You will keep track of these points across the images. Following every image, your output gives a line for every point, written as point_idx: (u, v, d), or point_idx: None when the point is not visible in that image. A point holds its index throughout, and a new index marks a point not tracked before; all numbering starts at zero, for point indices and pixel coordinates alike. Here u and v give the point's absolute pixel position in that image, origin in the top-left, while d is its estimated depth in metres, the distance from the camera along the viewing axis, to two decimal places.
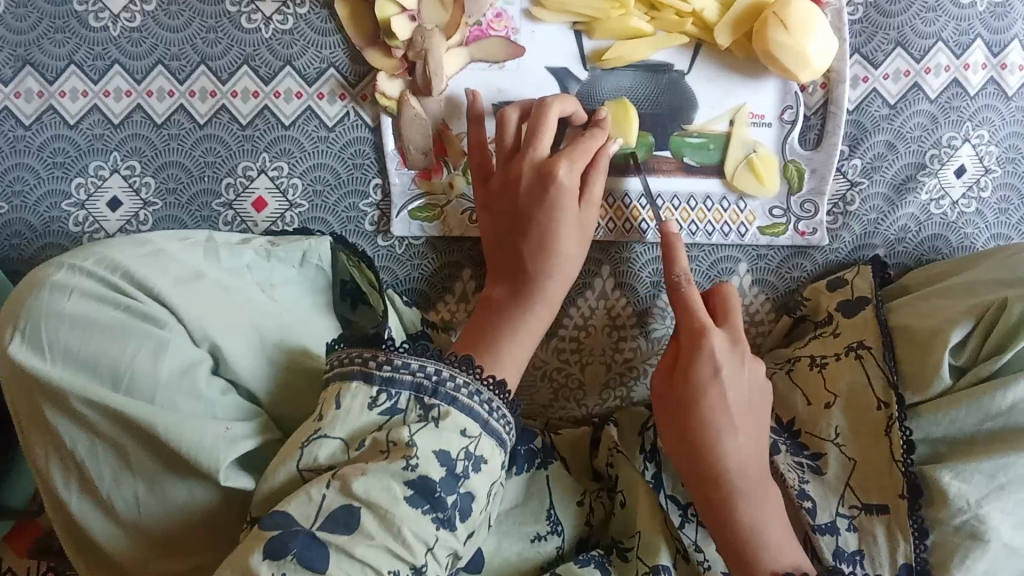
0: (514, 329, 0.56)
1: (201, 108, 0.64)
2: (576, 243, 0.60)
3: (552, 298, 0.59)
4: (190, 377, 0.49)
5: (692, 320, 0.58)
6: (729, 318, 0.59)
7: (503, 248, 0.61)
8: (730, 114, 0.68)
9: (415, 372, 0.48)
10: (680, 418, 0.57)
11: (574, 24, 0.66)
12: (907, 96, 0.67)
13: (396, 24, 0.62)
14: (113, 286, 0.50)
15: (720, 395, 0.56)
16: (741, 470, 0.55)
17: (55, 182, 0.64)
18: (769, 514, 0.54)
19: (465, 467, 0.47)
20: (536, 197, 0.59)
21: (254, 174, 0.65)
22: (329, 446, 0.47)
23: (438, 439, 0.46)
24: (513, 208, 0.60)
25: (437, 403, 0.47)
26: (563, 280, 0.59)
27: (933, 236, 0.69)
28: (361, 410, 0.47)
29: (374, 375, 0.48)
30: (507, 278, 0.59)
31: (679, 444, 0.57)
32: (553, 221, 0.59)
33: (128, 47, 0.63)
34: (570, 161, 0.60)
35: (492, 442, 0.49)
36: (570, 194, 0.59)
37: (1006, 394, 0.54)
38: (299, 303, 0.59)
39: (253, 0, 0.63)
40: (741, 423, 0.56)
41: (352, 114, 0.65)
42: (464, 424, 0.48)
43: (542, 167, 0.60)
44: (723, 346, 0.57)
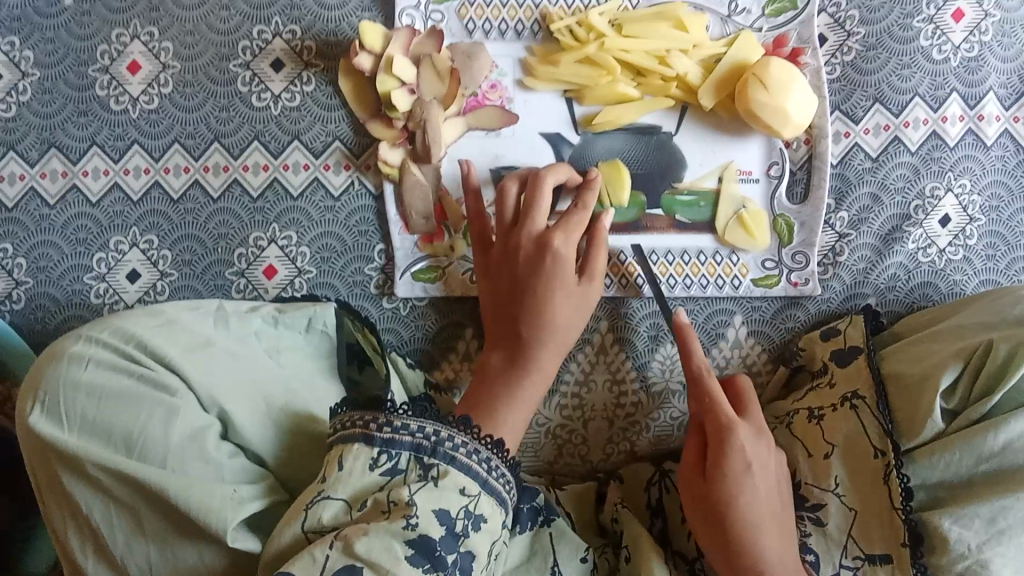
0: (509, 398, 0.57)
1: (214, 182, 0.68)
2: (575, 320, 0.61)
3: (547, 369, 0.60)
4: (200, 441, 0.51)
5: (719, 414, 0.58)
6: (749, 410, 0.61)
7: (501, 314, 0.62)
8: (719, 172, 0.71)
9: (415, 433, 0.50)
10: (715, 518, 0.57)
11: (565, 92, 0.70)
12: (888, 150, 0.70)
13: (396, 97, 0.65)
14: (128, 357, 0.53)
15: (754, 493, 0.56)
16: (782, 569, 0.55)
17: (77, 257, 0.68)
18: None
19: (465, 526, 0.49)
20: (532, 265, 0.61)
21: (264, 245, 0.68)
22: (332, 508, 0.48)
23: (438, 499, 0.48)
24: (511, 275, 0.62)
25: (436, 463, 0.49)
26: (559, 348, 0.61)
27: (922, 283, 0.70)
28: (362, 471, 0.49)
29: (375, 437, 0.50)
30: (504, 346, 0.60)
31: (716, 547, 0.57)
32: (549, 291, 0.60)
33: (146, 128, 0.67)
34: (566, 231, 0.62)
35: (491, 500, 0.51)
36: (565, 262, 0.62)
37: (997, 435, 0.55)
38: (302, 367, 0.62)
39: (263, 81, 0.68)
40: (774, 517, 0.57)
41: (356, 184, 0.68)
42: (463, 483, 0.49)
43: (540, 238, 0.62)
44: (751, 440, 0.58)
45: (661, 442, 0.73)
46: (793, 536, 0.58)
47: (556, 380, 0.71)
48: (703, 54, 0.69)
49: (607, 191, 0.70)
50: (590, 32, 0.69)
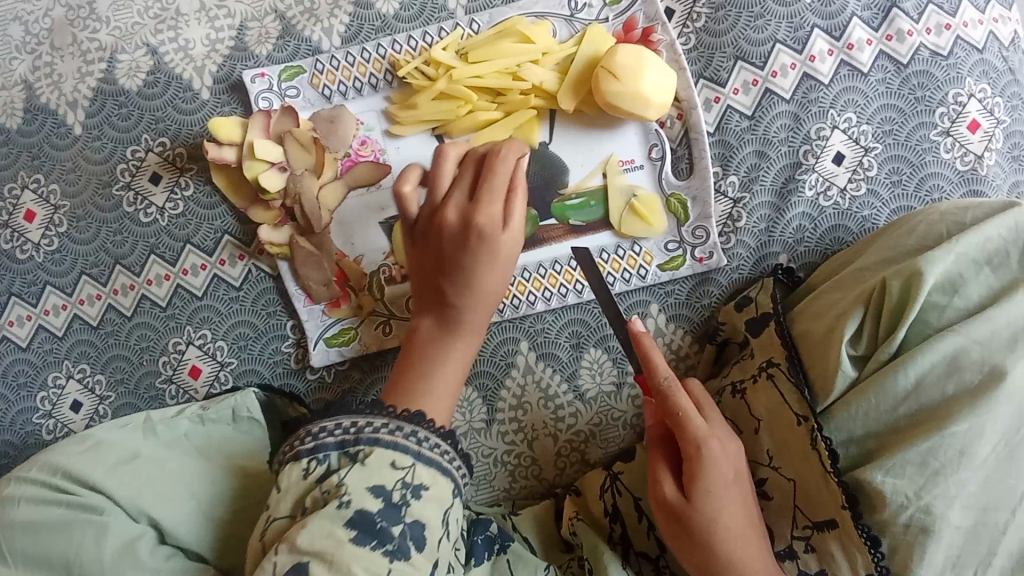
0: (440, 364, 0.59)
1: (126, 301, 0.71)
2: (501, 285, 0.62)
3: (475, 332, 0.61)
4: (131, 550, 0.55)
5: (687, 432, 0.57)
6: (711, 416, 0.60)
7: (428, 286, 0.62)
8: (601, 168, 0.70)
9: (336, 432, 0.51)
10: (684, 531, 0.57)
11: (433, 130, 0.70)
12: (762, 103, 0.69)
13: (265, 179, 0.68)
14: (54, 486, 0.57)
15: (724, 501, 0.56)
16: (756, 563, 0.56)
17: (23, 401, 0.72)
18: None
19: (404, 495, 0.49)
20: (459, 239, 0.60)
21: (184, 347, 0.71)
22: (279, 525, 0.50)
23: (368, 476, 0.49)
24: (435, 252, 0.61)
25: (361, 448, 0.50)
26: (487, 312, 0.61)
27: (833, 227, 0.69)
28: (297, 481, 0.50)
29: (301, 451, 0.51)
30: (432, 312, 0.61)
31: (690, 551, 0.57)
32: (476, 262, 0.60)
33: (53, 268, 0.71)
34: (491, 199, 0.60)
35: (431, 468, 0.51)
36: (494, 233, 0.60)
37: (906, 372, 0.54)
38: (235, 458, 0.64)
39: (145, 197, 0.71)
40: (745, 518, 0.57)
41: (254, 270, 0.70)
42: (392, 457, 0.50)
43: (465, 212, 0.60)
44: (719, 454, 0.57)
45: (609, 445, 0.72)
46: (764, 539, 0.58)
47: (491, 410, 0.72)
48: (555, 60, 0.69)
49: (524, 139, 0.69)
50: (438, 69, 0.69)
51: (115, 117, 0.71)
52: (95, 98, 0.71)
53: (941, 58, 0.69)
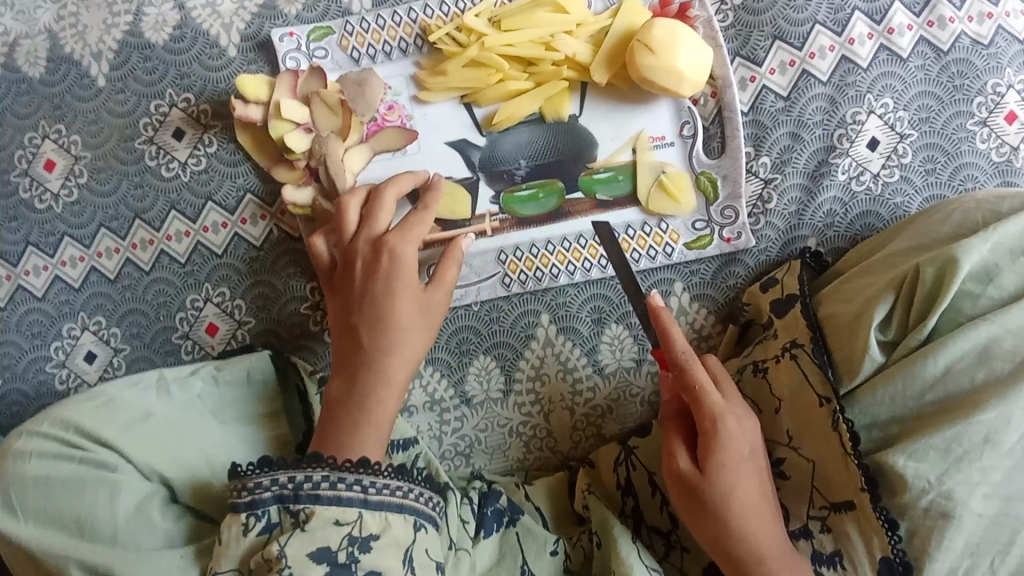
0: (356, 423, 0.56)
1: (144, 256, 0.70)
2: (421, 327, 0.60)
3: (397, 381, 0.58)
4: (145, 510, 0.55)
5: (703, 405, 0.57)
6: (728, 391, 0.59)
7: (342, 334, 0.60)
8: (631, 143, 0.69)
9: (272, 487, 0.51)
10: (697, 504, 0.56)
11: (462, 98, 0.69)
12: (799, 84, 0.68)
13: (291, 139, 0.66)
14: (67, 443, 0.56)
15: (738, 474, 0.56)
16: (770, 538, 0.55)
17: (36, 350, 0.71)
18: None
19: (351, 552, 0.49)
20: (371, 271, 0.60)
21: (201, 304, 0.70)
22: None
23: (311, 540, 0.49)
24: (351, 288, 0.61)
25: (302, 507, 0.50)
26: (407, 357, 0.59)
27: (863, 213, 0.68)
28: (238, 539, 0.50)
29: (238, 505, 0.51)
30: (346, 368, 0.58)
31: (700, 523, 0.57)
32: (389, 294, 0.59)
33: (72, 219, 0.71)
34: (404, 231, 0.61)
35: (379, 515, 0.51)
36: (405, 262, 0.60)
37: (936, 359, 0.54)
38: (246, 418, 0.64)
39: (168, 151, 0.70)
40: (760, 493, 0.56)
41: (275, 230, 0.70)
42: (334, 515, 0.50)
43: (377, 240, 0.61)
44: (734, 428, 0.57)
45: (628, 421, 0.72)
46: (779, 516, 0.57)
47: (509, 381, 0.71)
48: (590, 31, 0.68)
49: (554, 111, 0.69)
50: (470, 35, 0.68)
51: (140, 71, 0.70)
52: (121, 50, 0.70)
53: (981, 47, 0.68)
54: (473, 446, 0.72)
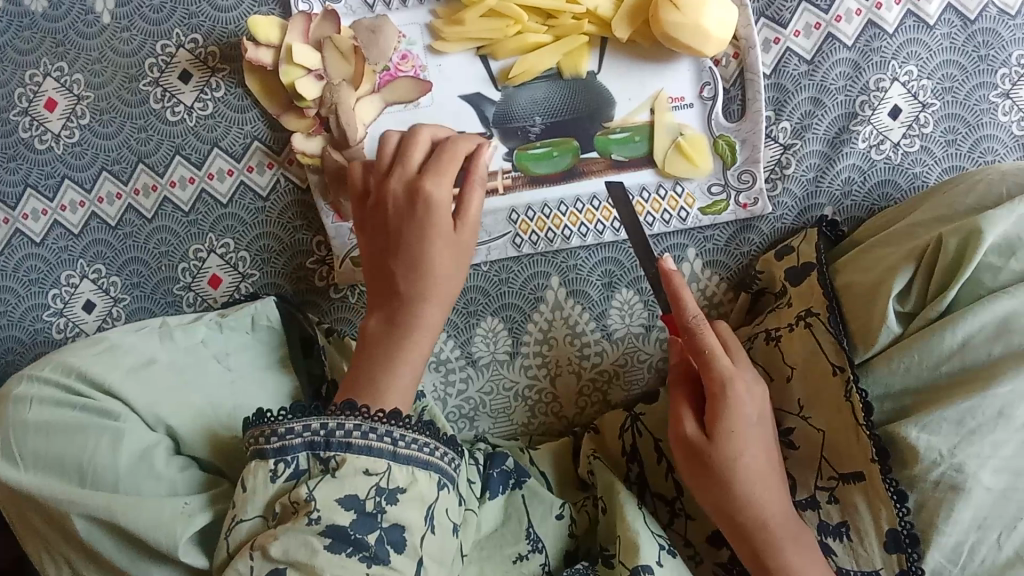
0: (393, 362, 0.56)
1: (146, 204, 0.68)
2: (451, 268, 0.59)
3: (432, 322, 0.58)
4: (148, 459, 0.54)
5: (711, 370, 0.56)
6: (738, 356, 0.59)
7: (377, 266, 0.59)
8: (650, 104, 0.67)
9: (303, 433, 0.51)
10: (703, 469, 0.56)
11: (478, 49, 0.67)
12: (823, 48, 0.66)
13: (302, 86, 0.64)
14: (69, 389, 0.55)
15: (745, 440, 0.55)
16: (774, 506, 0.55)
17: (33, 297, 0.70)
18: (816, 561, 0.54)
19: (378, 503, 0.49)
20: (406, 213, 0.59)
21: (205, 255, 0.69)
22: (247, 528, 0.50)
23: (340, 487, 0.49)
24: (385, 223, 0.59)
25: (333, 454, 0.50)
26: (443, 304, 0.58)
27: (881, 182, 0.68)
28: (264, 484, 0.50)
29: (267, 451, 0.51)
30: (385, 306, 0.58)
31: (705, 490, 0.56)
32: (425, 237, 0.58)
33: (73, 162, 0.69)
34: (440, 174, 0.59)
35: (407, 469, 0.51)
36: (441, 205, 0.59)
37: (952, 332, 0.53)
38: (251, 368, 0.63)
39: (173, 94, 0.68)
40: (766, 460, 0.56)
41: (282, 180, 0.68)
42: (365, 464, 0.50)
43: (412, 182, 0.59)
44: (743, 392, 0.56)
45: (633, 386, 0.72)
46: (786, 482, 0.57)
47: (516, 343, 0.70)
48: None
49: (571, 68, 0.67)
50: None
51: (146, 9, 0.67)
52: None
53: (1009, 18, 0.67)
54: (478, 407, 0.71)
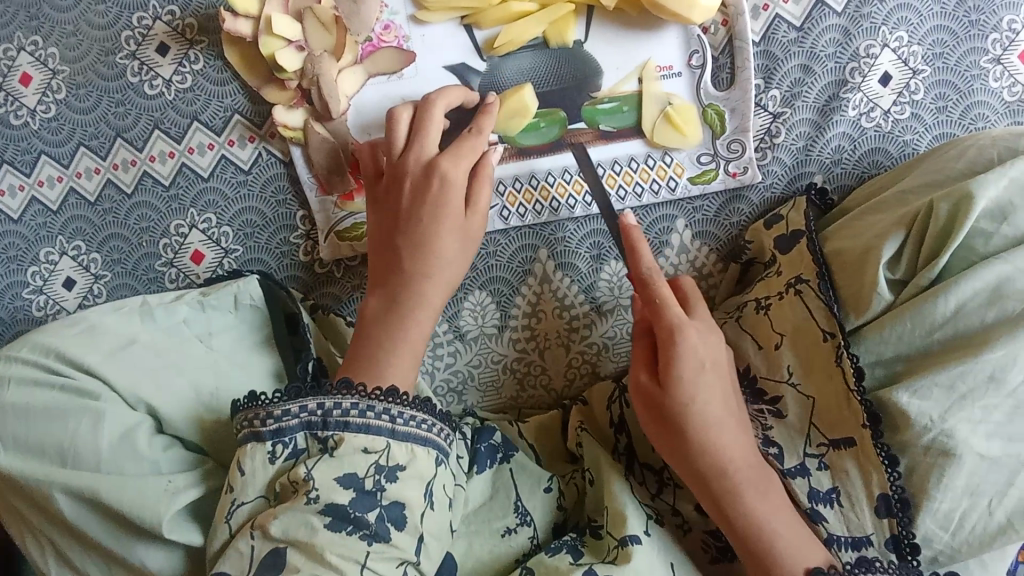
0: (393, 341, 0.55)
1: (126, 178, 0.67)
2: (460, 248, 0.59)
3: (434, 304, 0.57)
4: (130, 440, 0.53)
5: (664, 317, 0.56)
6: (695, 308, 0.58)
7: (383, 252, 0.59)
8: (637, 73, 0.66)
9: (300, 413, 0.51)
10: (661, 418, 0.55)
11: (461, 19, 0.66)
12: (812, 15, 0.65)
13: (282, 57, 0.63)
14: (47, 369, 0.54)
15: (702, 388, 0.55)
16: (734, 453, 0.54)
17: (13, 275, 0.68)
18: (777, 502, 0.54)
19: (378, 481, 0.49)
20: (419, 192, 0.59)
21: (186, 231, 0.68)
22: (249, 508, 0.50)
23: (339, 466, 0.49)
24: (395, 208, 0.59)
25: (330, 433, 0.50)
26: (444, 284, 0.58)
27: (871, 151, 0.67)
28: (263, 466, 0.50)
29: (263, 432, 0.50)
30: (384, 287, 0.58)
31: (665, 438, 0.56)
32: (435, 218, 0.58)
33: (49, 136, 0.67)
34: (455, 155, 0.59)
35: (406, 446, 0.51)
36: (455, 187, 0.58)
37: (948, 298, 0.53)
38: (237, 347, 0.62)
39: (151, 67, 0.66)
40: (725, 408, 0.55)
41: (264, 154, 0.67)
42: (363, 442, 0.50)
43: (425, 163, 0.59)
44: (699, 338, 0.55)
45: (622, 359, 0.71)
46: (749, 428, 0.57)
47: (504, 317, 0.70)
48: None
49: (556, 38, 0.65)
50: None
51: None
52: None
53: None
54: (466, 383, 0.71)
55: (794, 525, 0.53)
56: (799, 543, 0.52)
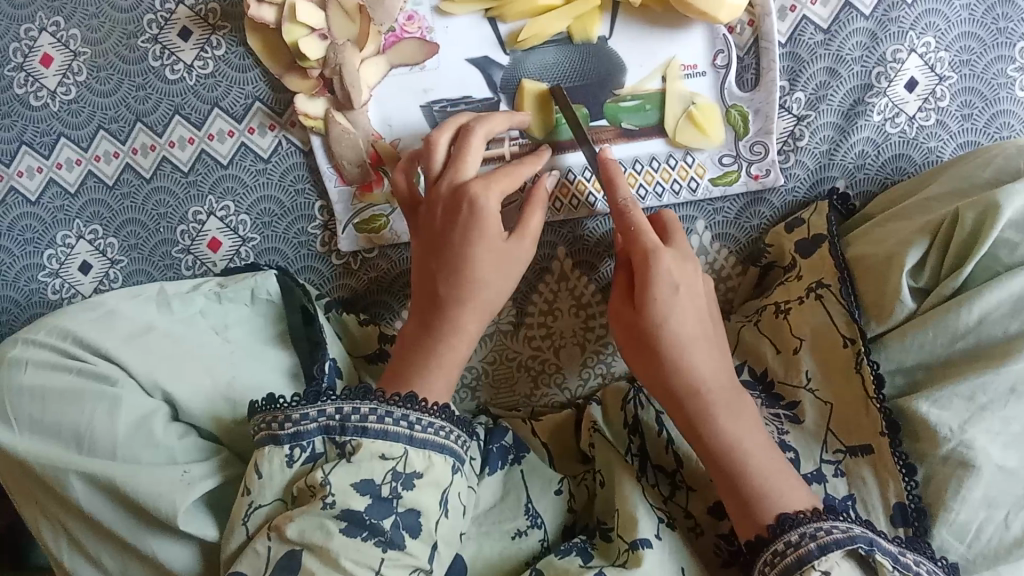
0: (431, 363, 0.56)
1: (144, 163, 0.67)
2: (496, 274, 0.59)
3: (473, 332, 0.58)
4: (145, 428, 0.53)
5: (640, 240, 0.57)
6: (674, 237, 0.60)
7: (419, 278, 0.59)
8: (661, 71, 0.65)
9: (318, 418, 0.50)
10: (637, 340, 0.57)
11: (485, 12, 0.65)
12: (840, 17, 0.64)
13: (304, 45, 0.62)
14: (64, 352, 0.54)
15: (679, 310, 0.56)
16: (709, 378, 0.55)
17: (30, 257, 0.69)
18: (749, 426, 0.54)
19: (394, 488, 0.49)
20: (453, 218, 0.58)
21: (204, 218, 0.68)
22: (266, 511, 0.50)
23: (356, 472, 0.49)
24: (431, 232, 0.59)
25: (348, 439, 0.50)
26: (483, 309, 0.58)
27: (895, 156, 0.67)
28: (281, 469, 0.50)
29: (280, 436, 0.50)
30: (422, 311, 0.58)
31: (642, 363, 0.57)
32: (470, 244, 0.58)
33: (68, 119, 0.67)
34: (492, 183, 0.59)
35: (423, 453, 0.50)
36: (490, 216, 0.58)
37: (971, 309, 0.53)
38: (253, 338, 0.62)
39: (173, 52, 0.66)
40: (702, 334, 0.57)
41: (284, 143, 0.66)
42: (381, 449, 0.50)
43: (460, 188, 0.59)
44: (674, 262, 0.57)
45: None
46: (726, 356, 0.58)
47: (520, 314, 0.70)
48: None
49: (580, 33, 0.64)
50: None
51: None
52: None
53: None
54: (479, 378, 0.72)
55: (769, 453, 0.53)
56: (773, 471, 0.52)
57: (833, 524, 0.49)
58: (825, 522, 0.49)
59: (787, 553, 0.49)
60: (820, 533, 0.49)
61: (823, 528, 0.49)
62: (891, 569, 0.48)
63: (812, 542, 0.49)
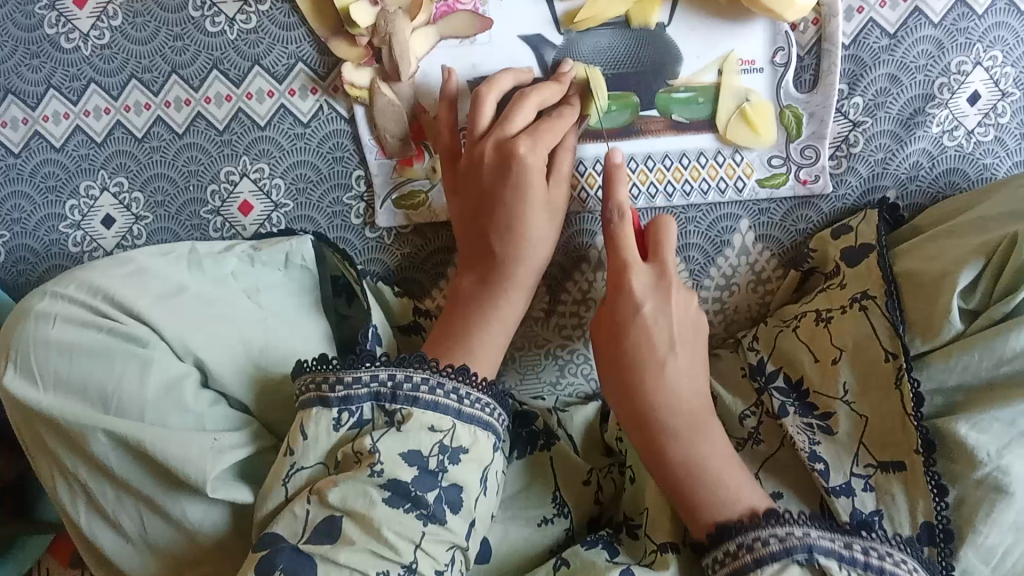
0: (484, 319, 0.56)
1: (178, 117, 0.65)
2: (546, 221, 0.59)
3: (524, 282, 0.58)
4: (176, 392, 0.51)
5: (617, 256, 0.58)
6: (660, 254, 0.58)
7: (467, 234, 0.60)
8: (718, 64, 0.63)
9: (370, 383, 0.50)
10: (610, 359, 0.57)
11: None
12: (908, 23, 0.62)
13: (355, 12, 0.60)
14: (94, 310, 0.52)
15: (644, 332, 0.56)
16: (672, 406, 0.55)
17: (50, 206, 0.67)
18: (707, 449, 0.53)
19: (440, 461, 0.48)
20: (498, 175, 0.57)
21: (237, 178, 0.66)
22: (308, 474, 0.49)
23: (404, 441, 0.48)
24: (477, 184, 0.59)
25: (399, 407, 0.49)
26: (535, 262, 0.58)
27: (949, 170, 0.66)
28: (327, 433, 0.50)
29: (331, 398, 0.50)
30: (476, 267, 0.59)
31: (612, 384, 0.57)
32: (520, 201, 0.57)
33: (100, 65, 0.64)
34: (535, 138, 0.57)
35: (469, 428, 0.50)
36: (535, 171, 0.57)
37: (1019, 336, 0.52)
38: (286, 306, 0.60)
39: (214, 3, 0.62)
40: (671, 358, 0.56)
41: (325, 108, 0.64)
42: (430, 421, 0.49)
43: (503, 145, 0.57)
44: (645, 282, 0.57)
45: None
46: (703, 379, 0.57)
47: (553, 301, 0.69)
48: None
49: (637, 18, 0.61)
50: None
51: None
52: None
53: None
54: (506, 360, 0.72)
55: (727, 473, 0.53)
56: (728, 494, 0.51)
57: (770, 533, 0.48)
58: (763, 531, 0.48)
59: (725, 562, 0.49)
60: (757, 544, 0.48)
61: (761, 539, 0.48)
62: (838, 568, 0.46)
63: (749, 554, 0.48)
